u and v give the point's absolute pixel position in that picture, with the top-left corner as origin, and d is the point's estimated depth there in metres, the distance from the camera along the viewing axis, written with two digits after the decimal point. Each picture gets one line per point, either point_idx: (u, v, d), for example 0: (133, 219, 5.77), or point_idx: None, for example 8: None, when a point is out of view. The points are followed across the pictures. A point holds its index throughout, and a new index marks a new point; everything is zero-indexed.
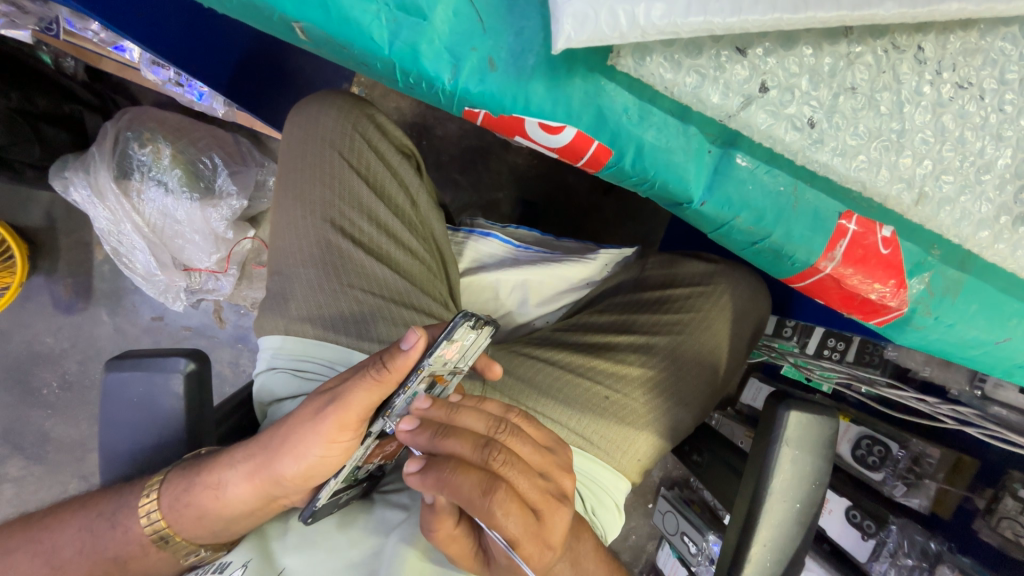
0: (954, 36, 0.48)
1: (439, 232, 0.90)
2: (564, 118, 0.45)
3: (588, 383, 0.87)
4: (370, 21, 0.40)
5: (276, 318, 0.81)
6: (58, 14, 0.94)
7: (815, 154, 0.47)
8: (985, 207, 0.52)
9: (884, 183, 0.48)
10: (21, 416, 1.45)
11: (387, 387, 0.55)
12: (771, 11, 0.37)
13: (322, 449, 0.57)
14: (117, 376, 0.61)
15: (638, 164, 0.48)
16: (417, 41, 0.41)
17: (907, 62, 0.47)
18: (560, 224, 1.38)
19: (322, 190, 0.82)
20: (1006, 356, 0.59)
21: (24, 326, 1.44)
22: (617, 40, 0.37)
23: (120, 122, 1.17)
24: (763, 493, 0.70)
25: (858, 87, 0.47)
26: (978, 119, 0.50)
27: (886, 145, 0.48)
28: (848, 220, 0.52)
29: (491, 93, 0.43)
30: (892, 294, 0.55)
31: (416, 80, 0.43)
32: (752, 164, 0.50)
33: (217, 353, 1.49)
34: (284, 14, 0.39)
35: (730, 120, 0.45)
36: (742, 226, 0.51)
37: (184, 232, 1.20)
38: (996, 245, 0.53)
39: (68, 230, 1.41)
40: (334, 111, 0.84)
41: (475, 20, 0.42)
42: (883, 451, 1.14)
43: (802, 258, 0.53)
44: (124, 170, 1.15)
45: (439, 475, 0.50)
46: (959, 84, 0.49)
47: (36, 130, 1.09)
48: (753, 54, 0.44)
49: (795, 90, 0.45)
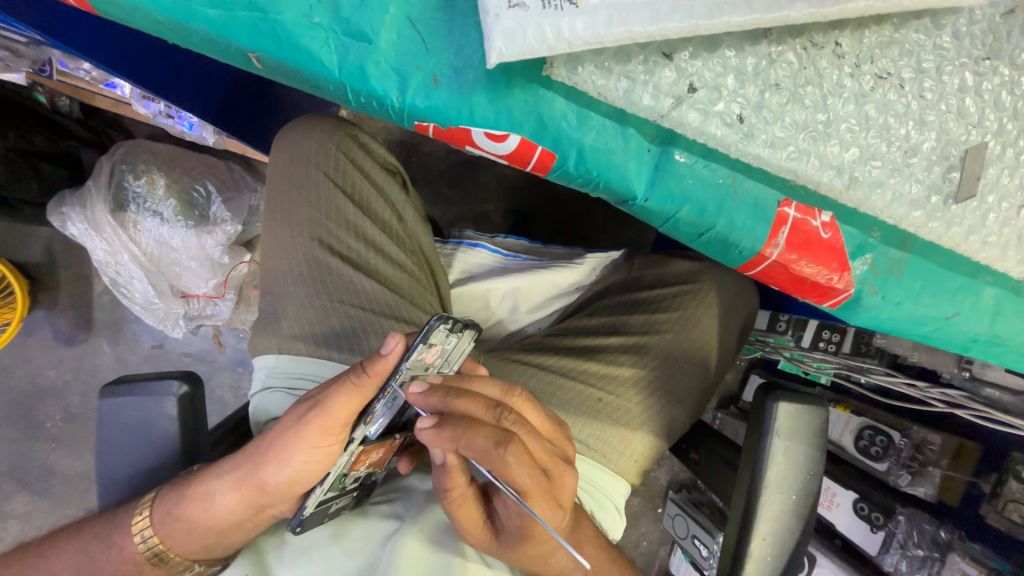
0: (869, 31, 0.49)
1: (427, 244, 0.92)
2: (507, 127, 0.46)
3: (581, 386, 0.87)
4: (320, 47, 0.43)
5: (269, 337, 0.82)
6: (50, 55, 0.97)
7: (747, 148, 0.48)
8: (915, 187, 0.53)
9: (815, 170, 0.50)
10: (25, 452, 1.45)
11: (367, 391, 0.56)
12: (688, 18, 0.39)
13: (304, 455, 0.58)
14: (112, 402, 0.62)
15: (581, 166, 0.49)
16: (364, 63, 0.43)
17: (826, 58, 0.49)
18: (550, 231, 1.40)
19: (308, 210, 0.84)
20: (957, 331, 0.59)
21: (26, 361, 1.45)
22: (546, 52, 0.39)
23: (116, 156, 1.20)
24: (758, 486, 0.70)
25: (781, 83, 0.48)
26: (899, 107, 0.52)
27: (813, 136, 0.50)
28: (789, 207, 0.53)
29: (437, 107, 0.45)
30: (838, 277, 0.55)
31: (367, 99, 0.45)
32: (691, 159, 0.51)
33: (219, 377, 1.51)
34: (240, 45, 0.42)
35: (663, 120, 0.46)
36: (687, 219, 0.52)
37: (180, 259, 1.23)
38: (930, 224, 0.54)
39: (67, 263, 1.43)
40: (318, 133, 0.86)
41: (417, 41, 0.44)
42: (885, 441, 1.14)
43: (748, 245, 0.53)
44: (121, 202, 1.18)
45: (457, 427, 0.51)
46: (879, 75, 0.51)
47: (35, 168, 1.12)
48: (679, 58, 0.45)
49: (722, 89, 0.47)
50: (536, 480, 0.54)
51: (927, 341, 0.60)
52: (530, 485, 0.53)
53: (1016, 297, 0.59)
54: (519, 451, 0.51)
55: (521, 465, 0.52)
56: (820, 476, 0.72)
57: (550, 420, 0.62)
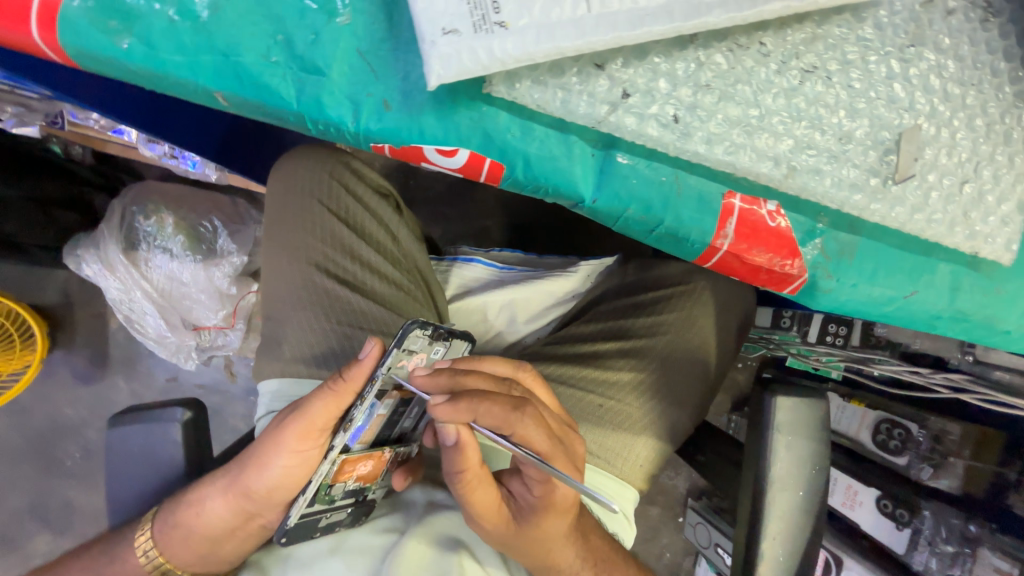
0: (792, 30, 0.50)
1: (422, 262, 0.94)
2: (456, 142, 0.49)
3: (581, 393, 0.88)
4: (279, 82, 0.46)
5: (272, 362, 0.84)
6: (62, 109, 1.03)
7: (685, 146, 0.48)
8: (852, 172, 0.52)
9: (752, 163, 0.50)
10: (47, 489, 1.49)
11: (343, 396, 0.60)
12: (613, 31, 0.41)
13: (285, 459, 0.62)
14: (120, 430, 0.64)
15: (529, 173, 0.51)
16: (320, 94, 0.46)
17: (752, 57, 0.49)
18: (549, 243, 1.42)
19: (305, 236, 0.87)
20: (920, 311, 0.59)
21: (46, 400, 1.50)
22: (482, 72, 0.41)
23: (127, 199, 1.25)
24: (764, 483, 0.69)
25: (711, 84, 0.49)
26: (830, 99, 0.52)
27: (748, 130, 0.50)
28: (733, 198, 0.54)
29: (391, 129, 0.47)
30: (790, 263, 0.55)
31: (325, 126, 0.47)
32: (633, 160, 0.52)
33: (232, 407, 1.53)
34: (208, 86, 0.45)
35: (601, 126, 0.48)
36: (635, 217, 0.53)
37: (190, 293, 1.27)
38: (872, 206, 0.52)
39: (83, 303, 1.49)
40: (311, 162, 0.90)
41: (367, 70, 0.47)
42: (903, 433, 1.13)
43: (697, 238, 0.54)
44: (132, 242, 1.23)
45: (473, 399, 0.53)
46: (805, 70, 0.51)
47: (48, 214, 1.18)
48: (612, 68, 0.47)
49: (656, 92, 0.48)
50: (554, 444, 0.56)
51: (889, 321, 0.60)
52: (546, 447, 0.55)
53: (974, 272, 0.59)
54: (536, 414, 0.55)
55: (537, 428, 0.54)
56: (826, 472, 0.71)
57: (550, 401, 0.65)
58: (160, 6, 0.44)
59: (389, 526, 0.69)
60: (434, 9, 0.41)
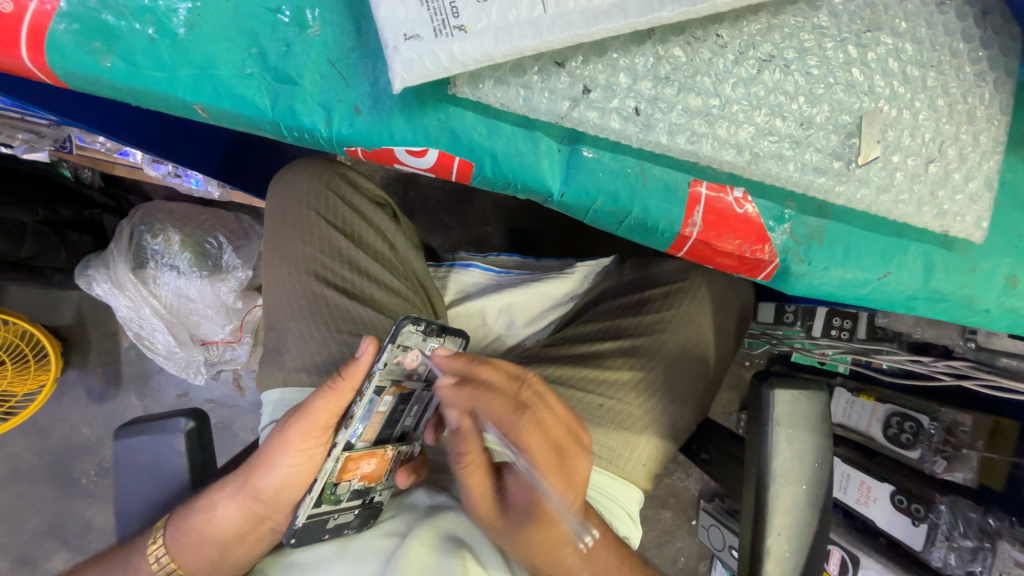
0: (747, 21, 0.50)
1: (420, 268, 0.95)
2: (424, 142, 0.50)
3: (581, 394, 0.87)
4: (254, 93, 0.47)
5: (274, 371, 0.86)
6: (70, 133, 1.08)
7: (648, 138, 0.49)
8: (815, 155, 0.52)
9: (713, 150, 0.50)
10: (63, 509, 1.51)
11: (344, 394, 0.61)
12: (569, 29, 0.42)
13: (289, 458, 0.63)
14: (124, 443, 0.65)
15: (498, 170, 0.52)
16: (293, 102, 0.48)
17: (708, 49, 0.50)
18: (548, 247, 1.43)
19: (303, 247, 0.89)
20: (897, 292, 0.58)
21: (62, 421, 1.53)
22: (444, 74, 0.43)
23: (134, 218, 1.27)
24: (766, 478, 0.69)
25: (669, 77, 0.50)
26: (790, 86, 0.52)
27: (709, 119, 0.50)
28: (699, 186, 0.54)
29: (361, 133, 0.49)
30: (761, 250, 0.56)
31: (299, 133, 0.49)
32: (598, 154, 0.53)
33: (241, 421, 1.55)
34: (185, 98, 0.47)
35: (563, 121, 0.48)
36: (604, 209, 0.54)
37: (198, 309, 1.30)
38: (838, 189, 0.53)
39: (96, 322, 1.52)
40: (307, 174, 0.91)
41: (338, 78, 0.48)
42: (914, 426, 1.09)
43: (666, 228, 0.54)
44: (140, 260, 1.26)
45: (473, 390, 0.60)
46: (762, 59, 0.51)
47: (62, 237, 1.20)
48: (571, 66, 0.48)
49: (617, 87, 0.49)
50: (549, 450, 0.62)
51: (867, 304, 0.60)
52: (540, 452, 0.61)
53: (948, 251, 0.59)
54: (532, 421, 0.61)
55: (534, 433, 0.61)
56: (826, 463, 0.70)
57: None
58: (140, 26, 0.46)
59: (390, 529, 0.70)
60: (396, 17, 0.42)
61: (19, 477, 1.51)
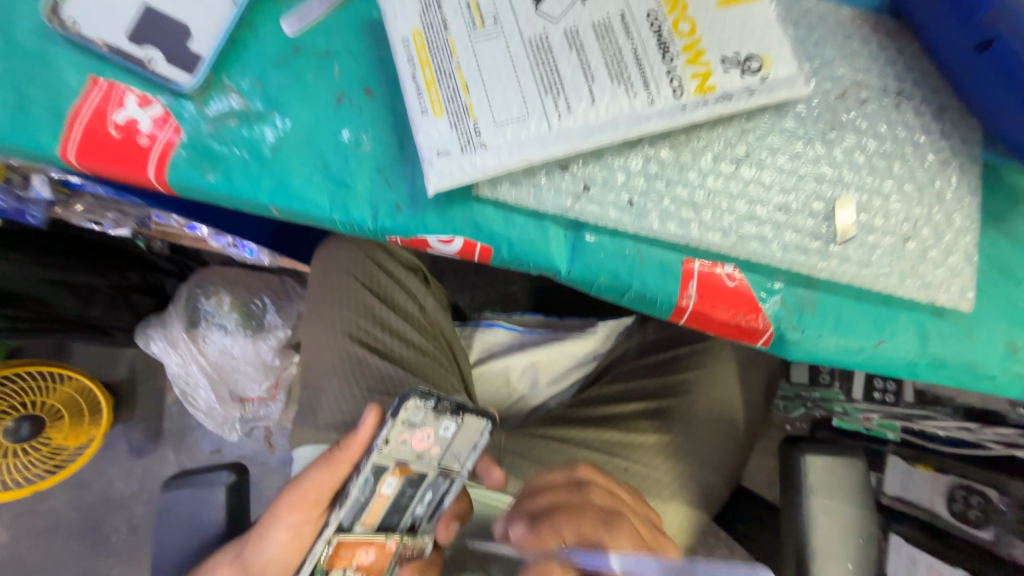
0: (723, 127, 0.56)
1: (448, 329, 1.00)
2: (452, 231, 0.57)
3: (605, 458, 0.86)
4: (313, 190, 0.56)
5: (306, 429, 0.90)
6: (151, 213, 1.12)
7: (643, 224, 0.55)
8: (790, 236, 0.56)
9: (699, 233, 0.55)
10: (91, 567, 1.55)
11: (338, 470, 0.66)
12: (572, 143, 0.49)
13: (280, 531, 0.67)
14: (172, 494, 0.69)
15: (513, 253, 0.57)
16: (347, 202, 0.56)
17: (688, 151, 0.56)
18: (571, 306, 1.46)
19: (341, 309, 0.96)
20: (900, 360, 0.59)
21: (101, 474, 1.59)
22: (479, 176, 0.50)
23: (192, 282, 1.36)
24: (808, 552, 0.64)
25: (659, 173, 0.55)
26: (772, 172, 0.57)
27: (695, 208, 0.55)
28: (693, 263, 0.58)
29: (401, 225, 0.56)
30: (755, 319, 0.58)
31: (351, 226, 0.57)
32: (600, 237, 0.58)
33: (268, 478, 1.58)
34: (260, 200, 0.56)
35: (568, 213, 0.54)
36: (606, 285, 0.58)
37: (239, 366, 1.39)
38: (822, 263, 0.56)
39: (145, 377, 1.62)
40: (348, 243, 1.00)
41: (382, 179, 0.57)
42: (982, 502, 0.96)
43: (663, 300, 0.57)
44: (193, 320, 1.35)
45: (556, 520, 0.57)
46: (733, 159, 0.56)
47: (126, 299, 1.31)
48: (574, 168, 0.54)
49: (614, 183, 0.55)
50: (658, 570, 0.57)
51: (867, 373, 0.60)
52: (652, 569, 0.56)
53: (941, 319, 0.59)
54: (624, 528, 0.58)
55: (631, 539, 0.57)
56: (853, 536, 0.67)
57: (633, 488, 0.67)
58: (237, 151, 0.56)
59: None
60: (430, 138, 0.50)
61: (55, 531, 1.55)
